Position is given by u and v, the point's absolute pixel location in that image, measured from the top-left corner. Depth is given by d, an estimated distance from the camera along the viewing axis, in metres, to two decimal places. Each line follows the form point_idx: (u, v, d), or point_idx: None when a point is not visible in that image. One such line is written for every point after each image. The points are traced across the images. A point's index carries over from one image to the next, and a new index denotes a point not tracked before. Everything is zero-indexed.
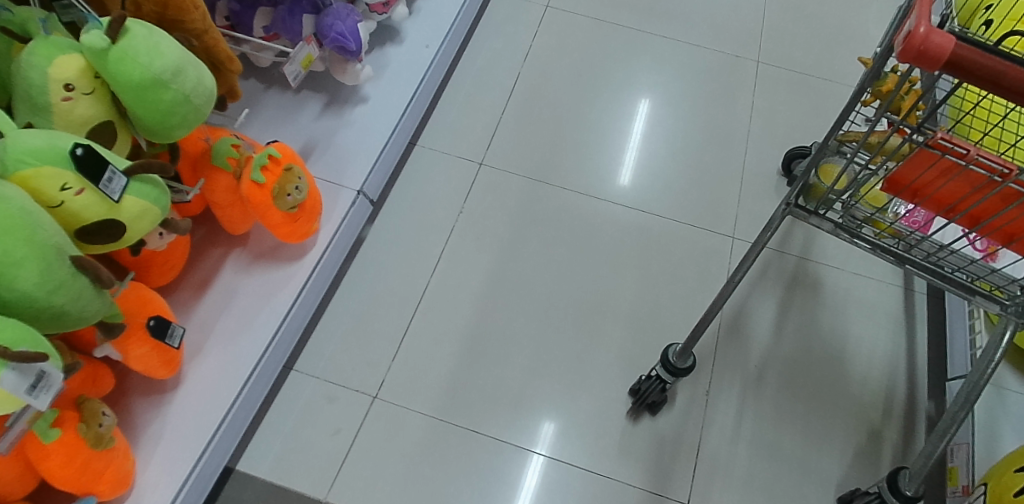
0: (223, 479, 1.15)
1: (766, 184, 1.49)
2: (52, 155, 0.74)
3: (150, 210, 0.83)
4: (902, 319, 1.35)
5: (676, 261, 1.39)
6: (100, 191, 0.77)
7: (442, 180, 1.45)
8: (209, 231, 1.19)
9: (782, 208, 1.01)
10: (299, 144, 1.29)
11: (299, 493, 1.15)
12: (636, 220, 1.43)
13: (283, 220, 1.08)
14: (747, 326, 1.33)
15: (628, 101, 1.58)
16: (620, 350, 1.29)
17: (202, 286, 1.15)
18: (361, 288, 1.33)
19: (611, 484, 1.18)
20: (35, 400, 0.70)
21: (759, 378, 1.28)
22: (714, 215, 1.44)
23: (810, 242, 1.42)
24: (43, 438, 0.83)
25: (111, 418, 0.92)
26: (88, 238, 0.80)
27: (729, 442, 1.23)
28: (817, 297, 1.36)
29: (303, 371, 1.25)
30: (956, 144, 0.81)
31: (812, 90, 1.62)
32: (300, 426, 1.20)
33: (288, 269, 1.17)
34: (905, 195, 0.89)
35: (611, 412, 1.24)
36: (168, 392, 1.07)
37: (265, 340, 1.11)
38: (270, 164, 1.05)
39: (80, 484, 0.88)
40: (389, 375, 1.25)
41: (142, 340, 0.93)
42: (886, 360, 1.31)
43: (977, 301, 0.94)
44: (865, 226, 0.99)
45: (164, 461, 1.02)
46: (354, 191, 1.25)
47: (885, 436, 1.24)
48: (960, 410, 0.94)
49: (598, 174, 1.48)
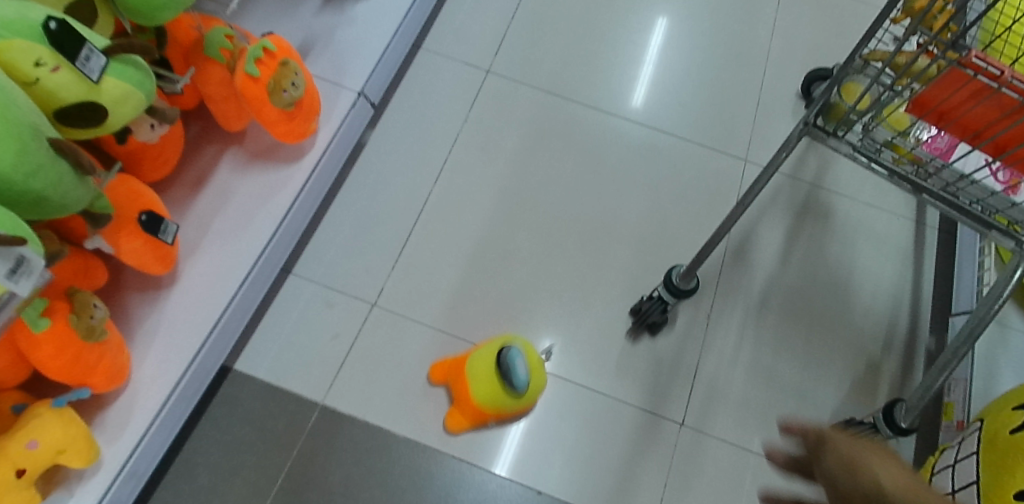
0: (220, 378, 1.16)
1: (784, 106, 1.43)
2: (23, 27, 0.69)
3: (133, 94, 0.79)
4: (911, 252, 1.33)
5: (685, 182, 1.35)
6: (77, 70, 0.74)
7: (448, 87, 1.40)
8: (204, 127, 1.16)
9: (799, 127, 0.97)
10: (297, 41, 1.24)
11: (296, 395, 1.16)
12: (646, 137, 1.38)
13: (279, 117, 1.04)
14: (753, 252, 1.31)
15: (645, 13, 1.51)
16: (622, 270, 1.27)
17: (198, 183, 1.12)
18: (361, 195, 1.30)
19: (606, 401, 1.19)
20: (15, 286, 0.69)
21: (761, 304, 1.27)
22: (727, 136, 1.39)
23: (824, 169, 1.38)
24: (33, 328, 0.83)
25: (104, 310, 0.90)
26: (67, 121, 0.76)
27: (726, 365, 1.22)
28: (827, 227, 1.33)
29: (302, 275, 1.24)
30: (990, 63, 0.76)
31: (839, 10, 1.54)
32: (299, 330, 1.20)
33: (286, 170, 1.14)
34: (930, 118, 0.85)
35: (610, 332, 1.23)
36: (164, 288, 1.06)
37: (261, 242, 1.10)
38: (264, 57, 1.00)
39: (73, 375, 0.89)
40: (388, 284, 1.24)
41: (133, 234, 0.92)
42: (891, 292, 1.29)
43: (993, 236, 0.92)
44: (884, 150, 0.95)
45: (160, 357, 1.02)
46: (354, 92, 1.20)
47: (883, 368, 1.23)
48: (962, 346, 0.93)
49: (611, 88, 1.42)
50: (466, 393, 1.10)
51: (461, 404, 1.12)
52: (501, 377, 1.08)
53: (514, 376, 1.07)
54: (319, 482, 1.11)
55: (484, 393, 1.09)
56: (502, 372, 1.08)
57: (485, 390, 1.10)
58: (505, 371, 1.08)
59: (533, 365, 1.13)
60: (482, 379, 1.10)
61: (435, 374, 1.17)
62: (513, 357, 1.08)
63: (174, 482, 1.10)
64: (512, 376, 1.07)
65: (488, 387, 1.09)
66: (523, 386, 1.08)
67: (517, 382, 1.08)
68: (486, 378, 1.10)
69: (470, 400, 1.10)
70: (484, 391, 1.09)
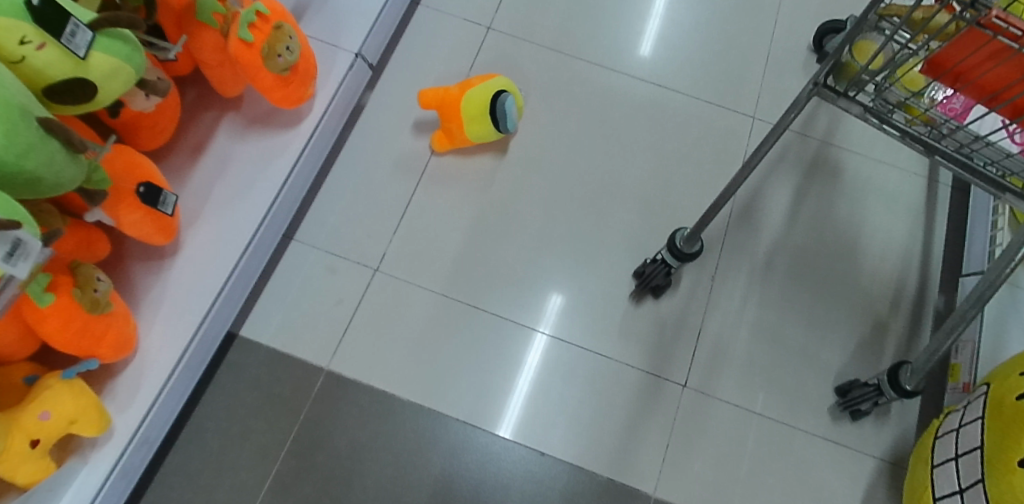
0: (226, 344, 1.17)
1: (795, 60, 1.39)
2: (5, 5, 0.68)
3: (123, 68, 0.78)
4: (923, 210, 1.30)
5: (692, 140, 1.32)
6: (62, 47, 0.72)
7: (448, 45, 1.37)
8: (201, 92, 1.14)
9: (809, 87, 0.94)
10: (293, 2, 1.20)
11: (301, 361, 1.17)
12: (651, 95, 1.35)
13: (274, 83, 1.02)
14: (760, 212, 1.29)
15: None
16: (627, 232, 1.26)
17: (197, 150, 1.11)
18: (361, 157, 1.29)
19: (610, 363, 1.19)
20: (14, 269, 0.69)
21: (768, 265, 1.26)
22: (735, 92, 1.36)
23: (835, 126, 1.35)
24: (39, 303, 0.83)
25: (107, 283, 0.90)
26: (56, 98, 0.75)
27: (731, 326, 1.22)
28: (836, 185, 1.31)
29: (303, 241, 1.24)
30: (1011, 24, 0.72)
31: None
32: (303, 296, 1.20)
33: (284, 136, 1.13)
34: (946, 79, 0.82)
35: (614, 294, 1.23)
36: (167, 258, 1.06)
37: (261, 210, 1.09)
38: (258, 22, 0.97)
39: (81, 347, 0.90)
40: (391, 248, 1.23)
41: (133, 207, 0.91)
42: (901, 250, 1.28)
43: (1007, 199, 0.88)
44: (897, 111, 0.92)
45: (166, 326, 1.03)
46: (352, 53, 1.18)
47: (890, 328, 1.23)
48: (972, 309, 0.92)
49: (616, 43, 1.39)
50: (460, 123, 1.24)
51: (449, 132, 1.25)
52: (490, 108, 1.22)
53: (506, 115, 1.23)
54: (326, 446, 1.13)
55: (477, 128, 1.24)
56: (494, 110, 1.22)
57: (477, 110, 1.23)
58: (497, 109, 1.23)
59: (517, 105, 1.27)
60: (474, 117, 1.23)
61: (426, 99, 1.25)
62: (504, 95, 1.23)
63: (185, 448, 1.11)
64: (504, 118, 1.23)
65: (480, 127, 1.23)
66: (510, 130, 1.25)
67: (506, 117, 1.23)
68: (480, 95, 1.23)
69: (460, 131, 1.24)
70: (476, 129, 1.24)
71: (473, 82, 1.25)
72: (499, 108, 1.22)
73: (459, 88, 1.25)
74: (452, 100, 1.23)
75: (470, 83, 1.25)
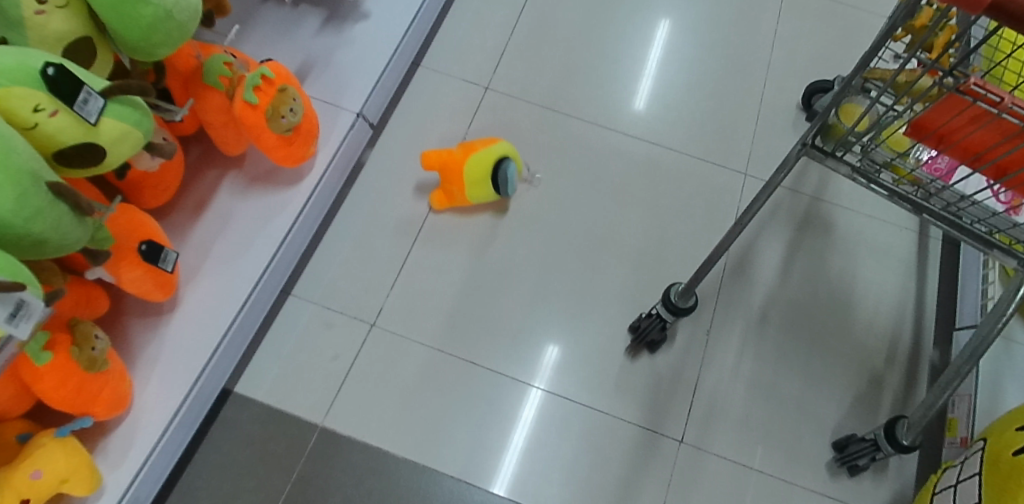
0: (221, 400, 1.16)
1: (784, 118, 1.43)
2: (22, 74, 0.72)
3: (131, 133, 0.82)
4: (914, 265, 1.32)
5: (686, 196, 1.35)
6: (75, 113, 0.76)
7: (447, 104, 1.40)
8: (205, 150, 1.16)
9: (798, 148, 0.97)
10: (297, 63, 1.24)
11: (296, 417, 1.16)
12: (645, 152, 1.38)
13: (277, 143, 1.05)
14: (753, 267, 1.31)
15: (645, 25, 1.50)
16: (623, 286, 1.27)
17: (199, 208, 1.12)
18: (360, 213, 1.30)
19: (606, 419, 1.19)
20: (16, 329, 0.71)
21: (762, 319, 1.27)
22: (727, 149, 1.39)
23: (825, 182, 1.38)
24: (36, 361, 0.83)
25: (105, 340, 0.91)
26: (67, 162, 0.79)
27: (727, 381, 1.22)
28: (827, 239, 1.33)
29: (301, 296, 1.24)
30: (989, 91, 0.75)
31: (840, 20, 1.53)
32: (299, 351, 1.20)
33: (285, 194, 1.14)
34: (930, 140, 0.84)
35: (610, 349, 1.23)
36: (165, 314, 1.06)
37: (260, 266, 1.10)
38: (263, 84, 1.00)
39: (77, 405, 0.89)
40: (388, 303, 1.24)
41: (134, 265, 0.93)
42: (893, 305, 1.29)
43: (995, 256, 0.90)
44: (883, 171, 0.94)
45: (161, 382, 1.03)
46: (353, 113, 1.21)
47: (886, 382, 1.23)
48: (966, 364, 0.92)
49: (610, 102, 1.42)
50: (462, 187, 1.26)
51: (451, 193, 1.27)
52: (492, 174, 1.25)
53: (507, 181, 1.25)
54: None
55: (478, 192, 1.26)
56: (495, 176, 1.25)
57: (479, 175, 1.25)
58: (499, 175, 1.25)
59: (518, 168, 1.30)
60: (476, 182, 1.25)
61: (429, 161, 1.26)
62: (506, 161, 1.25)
63: None
64: (505, 184, 1.25)
65: (480, 191, 1.26)
66: (509, 193, 1.28)
67: (506, 182, 1.26)
68: (483, 159, 1.25)
69: (461, 194, 1.26)
70: (476, 193, 1.27)
71: (477, 147, 1.26)
72: (503, 175, 1.25)
73: (462, 151, 1.26)
74: (455, 164, 1.24)
75: (474, 147, 1.27)
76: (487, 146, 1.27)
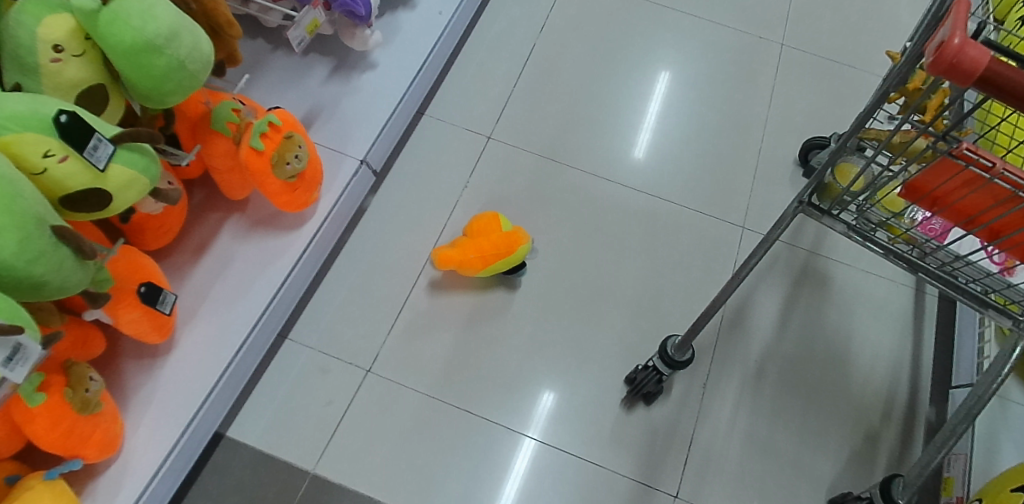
0: (212, 445, 1.15)
1: (782, 173, 1.45)
2: (34, 120, 0.74)
3: (138, 179, 0.83)
4: (911, 321, 1.32)
5: (683, 249, 1.36)
6: (84, 159, 0.78)
7: (449, 152, 1.42)
8: (209, 194, 1.17)
9: (794, 205, 0.97)
10: (303, 110, 1.26)
11: (287, 463, 1.15)
12: (644, 204, 1.39)
13: (281, 189, 1.06)
14: (749, 321, 1.31)
15: (645, 80, 1.54)
16: (620, 337, 1.27)
17: (200, 250, 1.13)
18: (361, 257, 1.31)
19: (599, 471, 1.17)
20: (12, 372, 0.71)
21: (759, 373, 1.27)
22: (724, 203, 1.41)
23: (822, 237, 1.39)
24: (29, 402, 0.83)
25: (100, 382, 0.91)
26: (72, 206, 0.80)
27: (722, 436, 1.21)
28: (825, 294, 1.34)
29: (297, 340, 1.24)
30: (981, 155, 0.75)
31: (836, 78, 1.56)
32: (294, 396, 1.20)
33: (286, 238, 1.15)
34: (923, 202, 0.84)
35: (606, 401, 1.22)
36: (159, 356, 1.06)
37: (258, 310, 1.10)
38: (270, 132, 1.03)
39: (69, 447, 0.89)
40: (384, 349, 1.24)
41: (133, 306, 0.93)
42: (890, 362, 1.29)
43: (989, 315, 0.90)
44: (879, 230, 0.95)
45: (153, 425, 1.02)
46: (357, 160, 1.23)
47: (882, 439, 1.23)
48: (961, 423, 0.90)
49: (611, 154, 1.44)
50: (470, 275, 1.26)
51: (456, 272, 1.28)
52: (504, 271, 1.26)
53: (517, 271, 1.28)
54: None
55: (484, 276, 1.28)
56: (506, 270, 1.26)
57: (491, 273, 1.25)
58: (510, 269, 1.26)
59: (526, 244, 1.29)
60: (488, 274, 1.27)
61: (449, 260, 1.22)
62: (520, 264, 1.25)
63: None
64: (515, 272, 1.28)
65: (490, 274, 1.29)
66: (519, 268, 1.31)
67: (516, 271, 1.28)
68: (498, 266, 1.23)
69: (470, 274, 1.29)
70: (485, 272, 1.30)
71: (494, 253, 1.22)
72: (513, 271, 1.27)
73: (479, 256, 1.22)
74: (472, 270, 1.23)
75: (489, 252, 1.21)
76: (504, 252, 1.22)
